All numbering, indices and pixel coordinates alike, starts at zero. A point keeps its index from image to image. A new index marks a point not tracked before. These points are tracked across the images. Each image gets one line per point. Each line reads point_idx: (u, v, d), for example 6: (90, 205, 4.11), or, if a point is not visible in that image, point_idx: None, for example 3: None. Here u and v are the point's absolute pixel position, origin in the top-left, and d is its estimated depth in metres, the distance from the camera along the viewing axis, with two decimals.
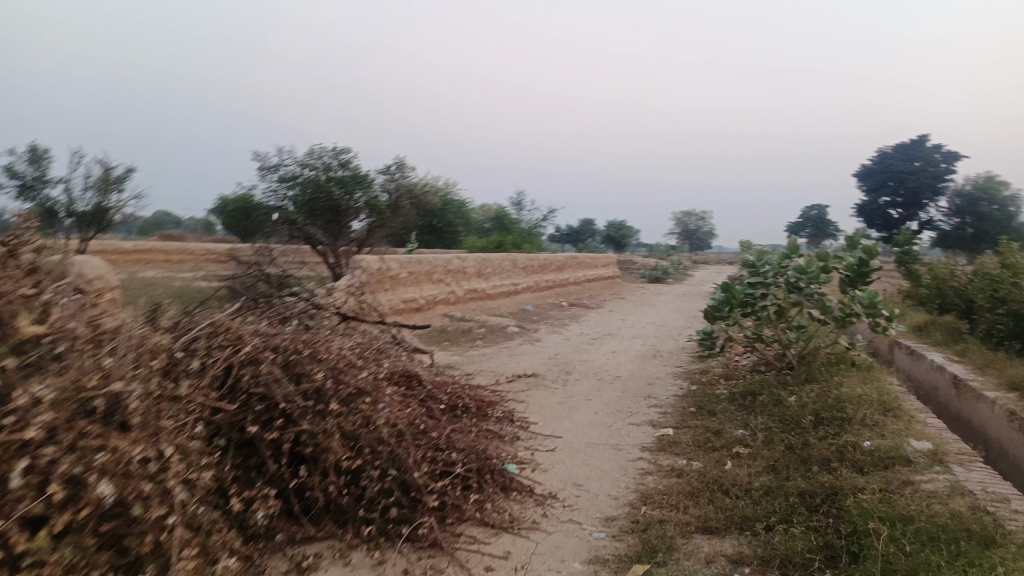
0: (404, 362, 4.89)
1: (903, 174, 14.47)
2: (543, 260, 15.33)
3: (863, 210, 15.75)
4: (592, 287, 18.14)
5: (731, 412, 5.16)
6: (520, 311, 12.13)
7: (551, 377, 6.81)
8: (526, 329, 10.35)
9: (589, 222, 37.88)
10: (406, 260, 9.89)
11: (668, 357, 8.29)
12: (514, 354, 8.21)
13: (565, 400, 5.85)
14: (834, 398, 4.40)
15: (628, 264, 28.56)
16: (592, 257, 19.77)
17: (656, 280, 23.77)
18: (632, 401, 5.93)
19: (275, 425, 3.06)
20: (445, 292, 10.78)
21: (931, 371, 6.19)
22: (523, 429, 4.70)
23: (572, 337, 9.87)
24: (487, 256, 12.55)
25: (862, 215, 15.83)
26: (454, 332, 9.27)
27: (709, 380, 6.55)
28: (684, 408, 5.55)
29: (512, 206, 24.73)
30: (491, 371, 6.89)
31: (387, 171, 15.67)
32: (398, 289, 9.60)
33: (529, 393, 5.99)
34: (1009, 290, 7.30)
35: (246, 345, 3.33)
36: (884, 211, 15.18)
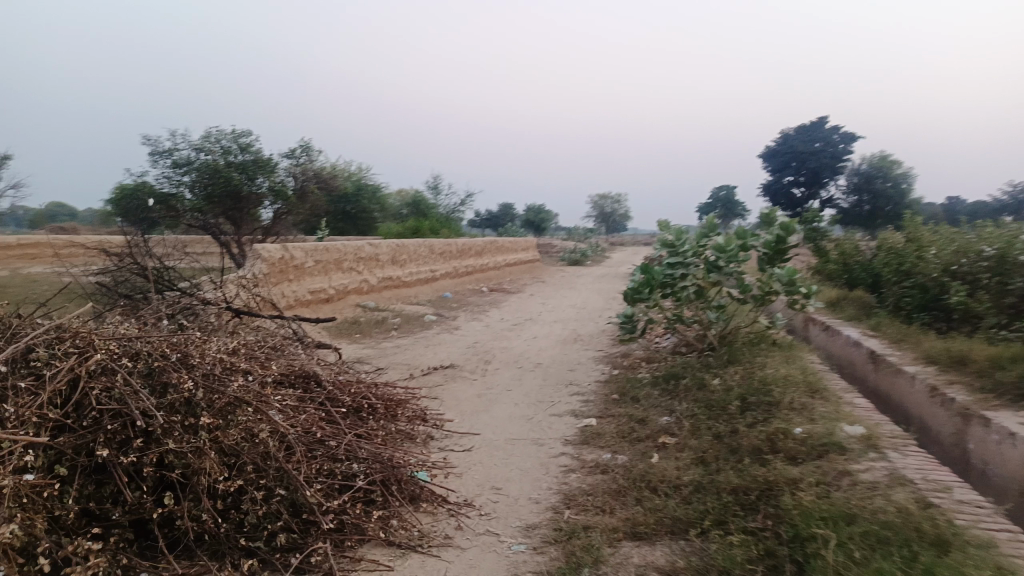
0: (302, 361, 4.42)
1: (804, 153, 14.67)
2: (461, 244, 14.90)
3: (769, 190, 15.96)
4: (511, 272, 17.87)
5: (655, 398, 4.94)
6: (437, 298, 11.69)
7: (469, 368, 6.45)
8: (444, 317, 9.95)
9: (507, 207, 37.62)
10: (312, 248, 9.29)
11: (589, 341, 8.08)
12: (430, 345, 7.79)
13: (483, 393, 5.50)
14: (760, 380, 4.23)
15: (548, 248, 28.48)
16: (511, 240, 19.47)
17: (576, 262, 23.73)
18: (554, 389, 5.64)
19: (133, 446, 2.58)
20: (357, 281, 10.24)
21: (848, 346, 6.18)
22: (435, 428, 4.33)
23: (492, 324, 9.54)
24: (401, 242, 12.04)
25: (768, 195, 16.05)
26: (366, 323, 8.77)
27: (630, 364, 6.36)
28: (607, 395, 5.32)
29: (429, 189, 24.15)
30: (405, 364, 6.48)
31: (291, 154, 14.82)
32: (304, 279, 9.01)
33: (445, 387, 5.61)
34: (915, 263, 7.43)
35: (98, 352, 2.84)
36: (788, 190, 15.39)
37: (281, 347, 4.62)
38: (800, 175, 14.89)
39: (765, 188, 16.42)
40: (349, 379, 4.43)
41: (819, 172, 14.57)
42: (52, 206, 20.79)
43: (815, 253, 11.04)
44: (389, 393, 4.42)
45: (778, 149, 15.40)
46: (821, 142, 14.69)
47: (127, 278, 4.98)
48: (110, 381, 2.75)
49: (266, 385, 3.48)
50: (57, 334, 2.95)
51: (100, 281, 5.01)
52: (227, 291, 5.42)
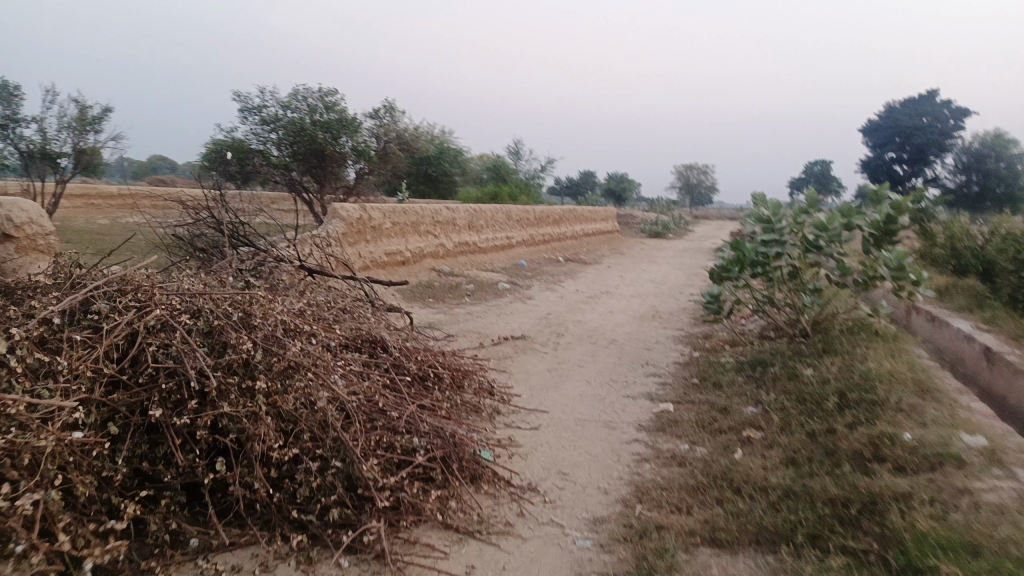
0: (369, 325, 4.30)
1: (909, 130, 13.60)
2: (539, 211, 14.62)
3: (867, 166, 14.92)
4: (590, 242, 17.50)
5: (738, 386, 4.60)
6: (512, 266, 11.50)
7: (541, 340, 6.23)
8: (519, 285, 9.76)
9: (589, 176, 36.98)
10: (390, 210, 9.23)
11: (668, 319, 7.72)
12: (503, 314, 7.61)
13: (554, 367, 5.28)
14: (860, 375, 3.83)
15: (628, 219, 27.84)
16: (591, 210, 19.05)
17: (656, 235, 23.09)
18: (629, 369, 5.36)
19: (187, 407, 2.49)
20: (433, 245, 10.14)
21: (956, 339, 5.61)
22: (502, 403, 4.15)
23: (567, 295, 9.28)
24: (479, 207, 11.87)
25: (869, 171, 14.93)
26: (440, 288, 8.67)
27: (713, 346, 6.00)
28: (686, 378, 5.00)
29: (510, 155, 23.89)
30: (476, 332, 6.32)
31: (374, 114, 14.83)
32: (380, 241, 8.96)
33: (516, 359, 5.42)
34: None
35: (159, 307, 2.77)
36: (889, 168, 14.33)
37: (350, 309, 4.51)
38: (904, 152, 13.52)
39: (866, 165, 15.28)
40: (417, 346, 4.29)
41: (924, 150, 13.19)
42: (152, 159, 21.67)
43: (920, 236, 10.21)
44: (457, 363, 4.25)
45: (879, 124, 14.34)
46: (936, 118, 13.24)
47: (203, 232, 4.97)
48: (168, 338, 2.67)
49: (329, 350, 3.37)
50: (120, 287, 2.89)
51: (177, 233, 5.02)
52: (299, 249, 5.35)
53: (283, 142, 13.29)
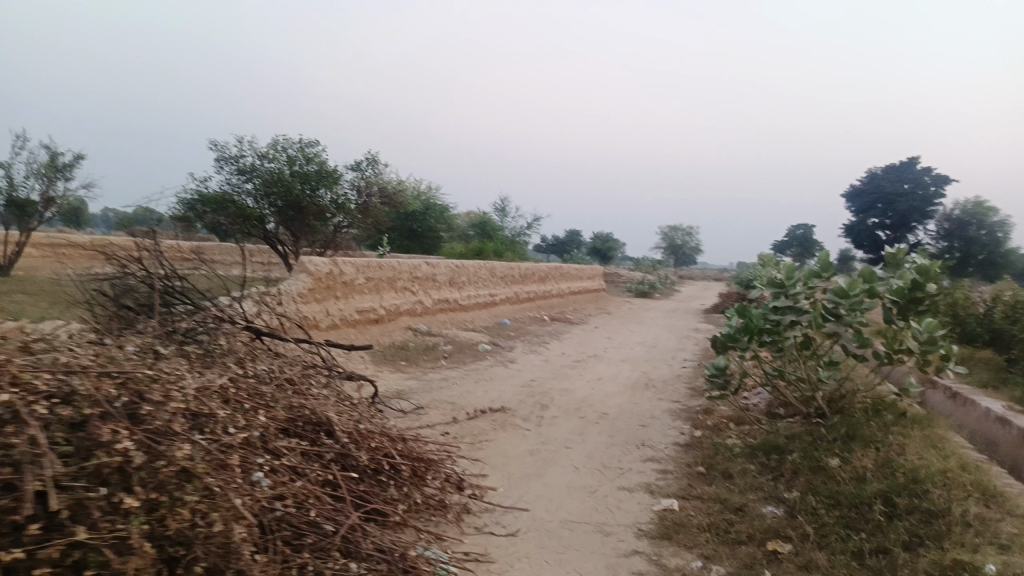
0: (316, 400, 3.63)
1: (891, 196, 13.31)
2: (524, 268, 14.05)
3: (852, 232, 14.58)
4: (576, 301, 16.94)
5: (752, 479, 3.92)
6: (496, 325, 10.85)
7: (523, 413, 5.53)
8: (501, 347, 9.10)
9: (575, 234, 36.75)
10: (364, 264, 8.60)
11: (663, 388, 7.07)
12: (482, 380, 6.91)
13: (537, 449, 4.57)
14: (905, 473, 3.16)
15: (615, 278, 27.44)
16: (578, 269, 18.57)
17: (643, 294, 22.55)
18: (623, 452, 4.68)
19: (26, 535, 1.78)
20: (411, 303, 9.50)
21: (987, 422, 4.93)
22: (473, 499, 3.44)
23: (552, 359, 8.61)
24: (461, 263, 11.27)
25: (852, 236, 14.62)
26: (415, 349, 7.99)
27: (716, 425, 5.33)
28: (689, 465, 4.33)
29: (496, 212, 23.53)
30: (449, 403, 5.61)
31: (355, 165, 14.36)
32: (352, 297, 8.32)
33: (494, 439, 4.71)
34: None
35: (11, 389, 2.07)
36: (873, 233, 14.00)
37: (296, 384, 3.84)
38: (886, 217, 13.52)
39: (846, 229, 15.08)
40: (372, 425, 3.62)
41: (907, 215, 13.12)
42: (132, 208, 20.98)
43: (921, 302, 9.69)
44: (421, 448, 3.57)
45: (863, 190, 14.12)
46: (908, 183, 13.27)
47: (137, 286, 4.32)
48: (14, 434, 1.96)
49: (250, 443, 2.70)
50: None
51: (104, 287, 4.35)
52: (249, 309, 4.71)
53: (259, 192, 12.75)
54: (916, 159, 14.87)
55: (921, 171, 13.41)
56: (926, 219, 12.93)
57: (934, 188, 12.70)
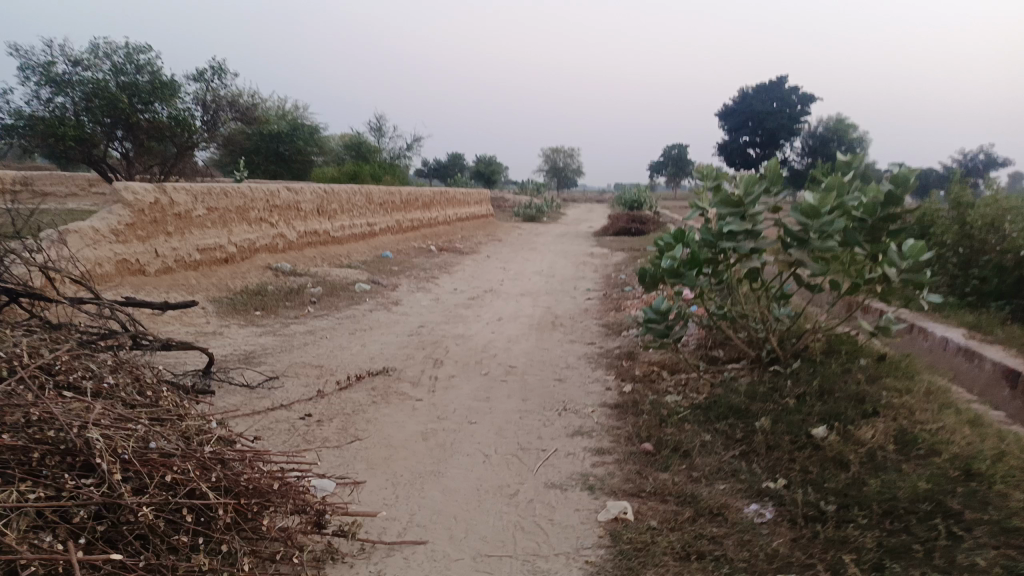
0: (79, 401, 2.33)
1: (761, 114, 12.67)
2: (404, 194, 12.59)
3: (724, 150, 14.01)
4: (464, 228, 15.73)
5: (717, 462, 2.99)
6: (375, 259, 9.50)
7: (410, 375, 4.35)
8: (382, 285, 7.82)
9: (458, 158, 35.11)
10: (204, 191, 6.98)
11: (573, 327, 6.09)
12: (358, 330, 5.64)
13: (432, 430, 3.44)
14: (952, 460, 2.37)
15: (501, 203, 26.26)
16: (464, 193, 17.27)
17: (531, 219, 21.57)
18: (540, 423, 3.65)
19: None
20: (270, 238, 7.95)
21: (946, 353, 4.22)
22: (339, 538, 2.30)
23: (443, 297, 7.43)
24: (330, 187, 9.73)
25: (724, 154, 14.06)
26: (275, 294, 6.58)
27: (648, 376, 4.39)
28: (628, 439, 3.35)
29: (372, 132, 21.58)
30: (314, 368, 4.37)
31: (197, 76, 12.18)
32: (190, 232, 6.72)
33: (371, 420, 3.52)
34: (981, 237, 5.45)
35: None
36: (744, 151, 13.39)
37: (53, 378, 2.50)
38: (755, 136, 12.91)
39: (720, 149, 14.43)
40: (176, 434, 2.37)
41: (775, 133, 12.51)
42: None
43: None
44: (258, 464, 2.36)
45: (736, 108, 13.51)
46: (778, 102, 12.70)
47: None
48: None
49: None
50: None
51: None
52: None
53: (80, 106, 10.46)
54: (784, 78, 14.40)
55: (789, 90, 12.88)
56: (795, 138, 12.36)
57: (802, 106, 12.12)
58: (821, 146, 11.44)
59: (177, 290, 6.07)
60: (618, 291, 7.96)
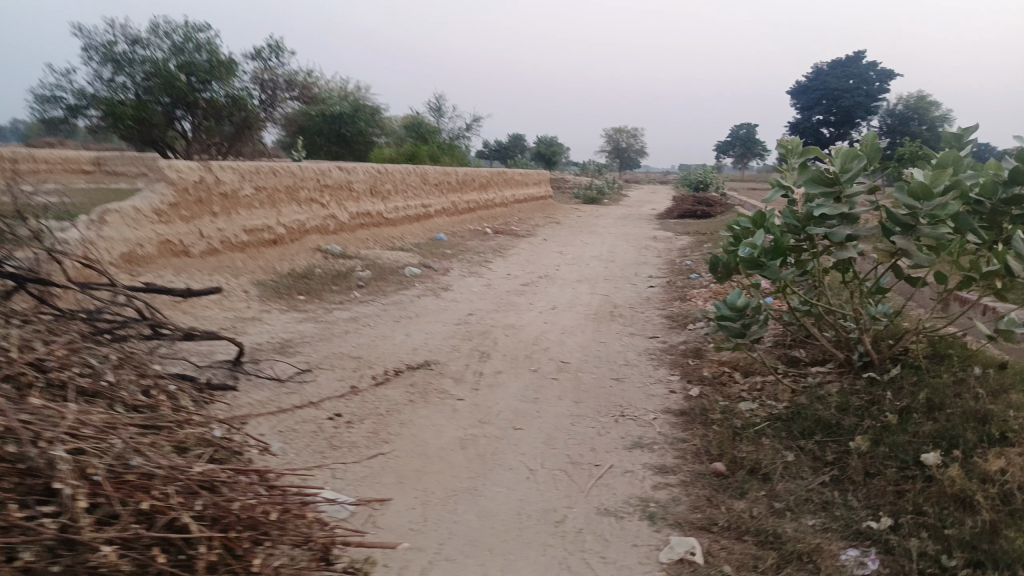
0: (60, 405, 2.03)
1: (835, 91, 11.80)
2: (461, 173, 12.25)
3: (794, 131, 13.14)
4: (522, 210, 15.32)
5: (804, 490, 2.52)
6: (428, 242, 9.19)
7: (454, 371, 3.99)
8: (433, 269, 7.50)
9: (519, 138, 34.60)
10: (251, 169, 6.76)
11: (634, 318, 5.63)
12: (404, 317, 5.31)
13: (471, 437, 3.07)
14: None
15: (562, 184, 25.71)
16: (523, 174, 16.82)
17: (592, 200, 20.99)
18: (595, 430, 3.23)
19: None
20: (320, 218, 7.71)
21: None
22: None
23: (496, 283, 7.05)
24: (384, 166, 9.45)
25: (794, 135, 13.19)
26: (321, 277, 6.33)
27: (719, 378, 3.91)
28: (696, 457, 2.90)
29: (431, 111, 21.33)
30: (351, 360, 4.05)
31: (255, 54, 12.09)
32: (236, 212, 6.51)
33: (406, 423, 3.17)
34: None
35: None
36: (815, 131, 12.51)
37: (43, 375, 2.22)
38: (829, 114, 11.97)
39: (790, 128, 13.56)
40: (169, 448, 2.05)
41: (850, 111, 11.62)
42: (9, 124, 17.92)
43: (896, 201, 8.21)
44: (260, 489, 2.03)
45: (808, 85, 12.62)
46: (853, 79, 11.78)
47: None
48: None
49: None
50: None
51: None
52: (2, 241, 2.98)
53: (141, 86, 10.52)
54: (863, 53, 13.40)
55: (867, 64, 11.93)
56: (871, 116, 11.46)
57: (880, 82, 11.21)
58: (900, 126, 10.54)
59: (221, 272, 5.87)
60: (683, 279, 7.43)
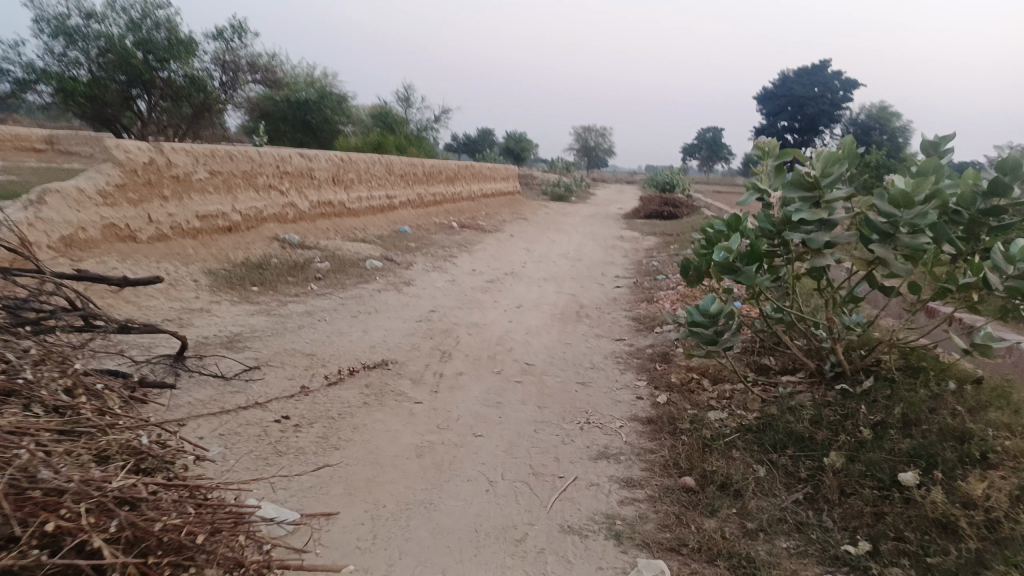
0: None
1: (801, 98, 11.85)
2: (428, 166, 12.00)
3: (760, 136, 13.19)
4: (489, 205, 15.13)
5: (776, 510, 2.40)
6: (391, 234, 8.94)
7: (413, 371, 3.79)
8: (396, 262, 7.28)
9: (488, 133, 34.35)
10: (206, 153, 6.45)
11: (600, 319, 5.49)
12: (362, 312, 5.09)
13: (428, 444, 2.89)
14: None
15: (529, 181, 25.55)
16: (490, 168, 16.62)
17: (559, 198, 20.87)
18: (560, 438, 3.08)
19: None
20: (279, 206, 7.42)
21: None
22: None
23: (460, 279, 6.86)
24: (348, 155, 9.16)
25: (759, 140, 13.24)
26: (277, 267, 6.07)
27: (687, 385, 3.79)
28: (664, 469, 2.76)
29: (399, 101, 20.98)
30: (304, 357, 3.83)
31: (216, 34, 11.67)
32: (189, 197, 6.20)
33: (359, 427, 2.98)
34: None
35: None
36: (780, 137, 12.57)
37: None
38: (794, 121, 11.99)
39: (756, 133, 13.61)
40: (87, 458, 1.83)
41: (814, 119, 11.68)
42: None
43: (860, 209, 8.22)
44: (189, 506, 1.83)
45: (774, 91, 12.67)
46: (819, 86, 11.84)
47: None
48: None
49: None
50: None
51: None
52: None
53: (94, 61, 10.05)
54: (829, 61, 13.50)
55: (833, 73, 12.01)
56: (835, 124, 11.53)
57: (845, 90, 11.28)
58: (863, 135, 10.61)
59: (170, 259, 5.56)
60: (650, 280, 7.32)
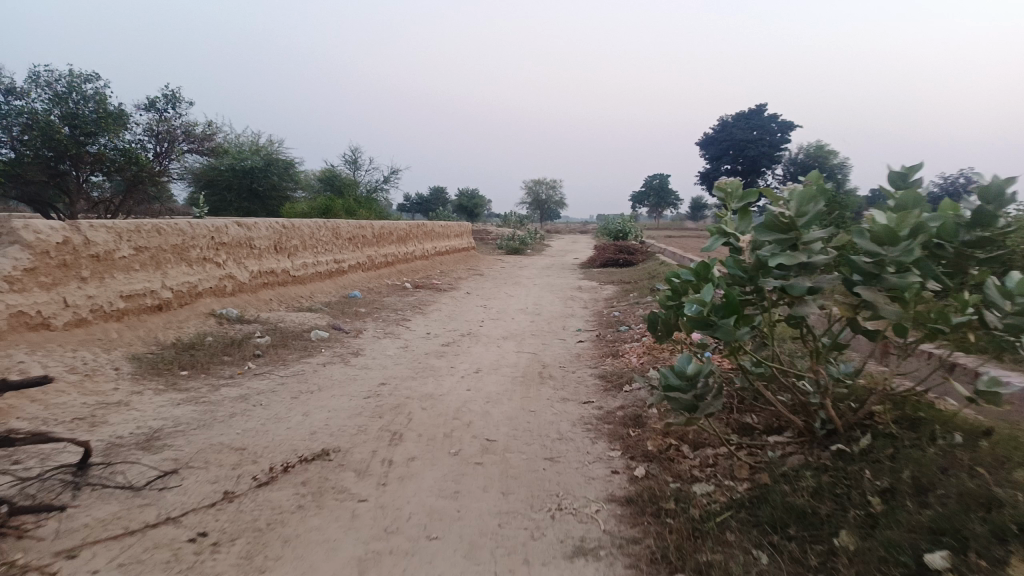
0: None
1: None
2: (377, 227, 11.64)
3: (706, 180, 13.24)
4: (443, 263, 14.79)
5: None
6: (340, 301, 8.49)
7: (358, 460, 3.35)
8: (344, 331, 6.83)
9: (440, 190, 34.30)
10: (130, 228, 5.99)
11: (564, 380, 5.12)
12: (305, 392, 4.63)
13: (373, 555, 2.44)
14: None
15: (484, 236, 25.39)
16: (443, 226, 16.34)
17: (515, 251, 20.67)
18: (528, 533, 2.65)
19: None
20: (215, 279, 6.95)
21: None
22: None
23: (414, 344, 6.43)
24: (290, 221, 8.76)
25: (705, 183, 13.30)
26: (212, 346, 5.58)
27: (666, 453, 3.41)
28: (652, 565, 2.36)
29: (347, 164, 20.74)
30: (233, 453, 3.36)
31: (148, 105, 11.26)
32: (111, 276, 5.71)
33: (290, 541, 2.52)
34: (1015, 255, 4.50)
35: None
36: None
37: None
38: None
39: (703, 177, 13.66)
40: None
41: None
42: None
43: None
44: None
45: None
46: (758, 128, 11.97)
47: None
48: None
49: None
50: None
51: None
52: None
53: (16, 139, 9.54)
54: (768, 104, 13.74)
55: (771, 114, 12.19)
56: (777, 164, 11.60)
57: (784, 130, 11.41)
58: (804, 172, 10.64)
59: (89, 346, 5.04)
60: (613, 332, 7.00)
